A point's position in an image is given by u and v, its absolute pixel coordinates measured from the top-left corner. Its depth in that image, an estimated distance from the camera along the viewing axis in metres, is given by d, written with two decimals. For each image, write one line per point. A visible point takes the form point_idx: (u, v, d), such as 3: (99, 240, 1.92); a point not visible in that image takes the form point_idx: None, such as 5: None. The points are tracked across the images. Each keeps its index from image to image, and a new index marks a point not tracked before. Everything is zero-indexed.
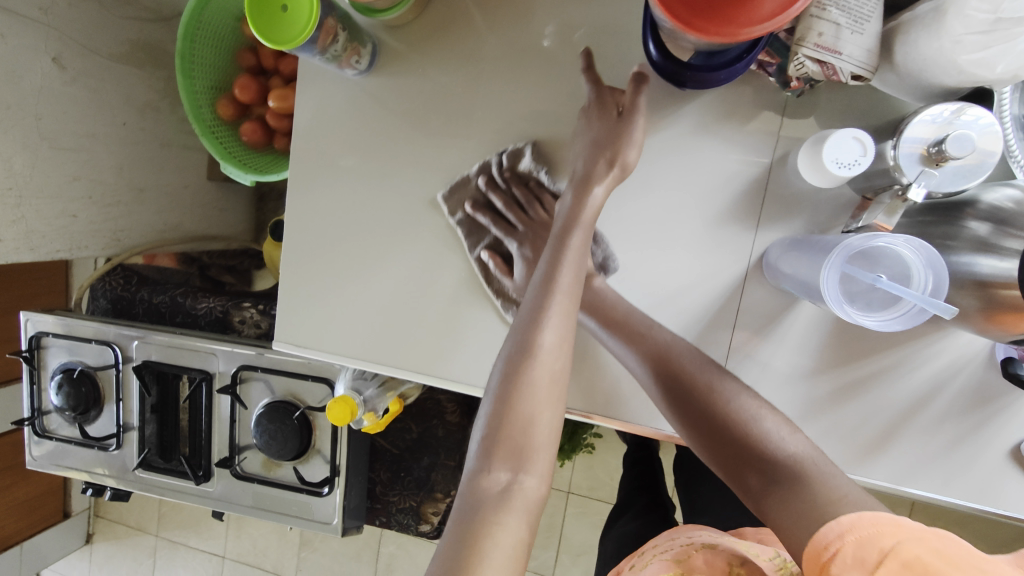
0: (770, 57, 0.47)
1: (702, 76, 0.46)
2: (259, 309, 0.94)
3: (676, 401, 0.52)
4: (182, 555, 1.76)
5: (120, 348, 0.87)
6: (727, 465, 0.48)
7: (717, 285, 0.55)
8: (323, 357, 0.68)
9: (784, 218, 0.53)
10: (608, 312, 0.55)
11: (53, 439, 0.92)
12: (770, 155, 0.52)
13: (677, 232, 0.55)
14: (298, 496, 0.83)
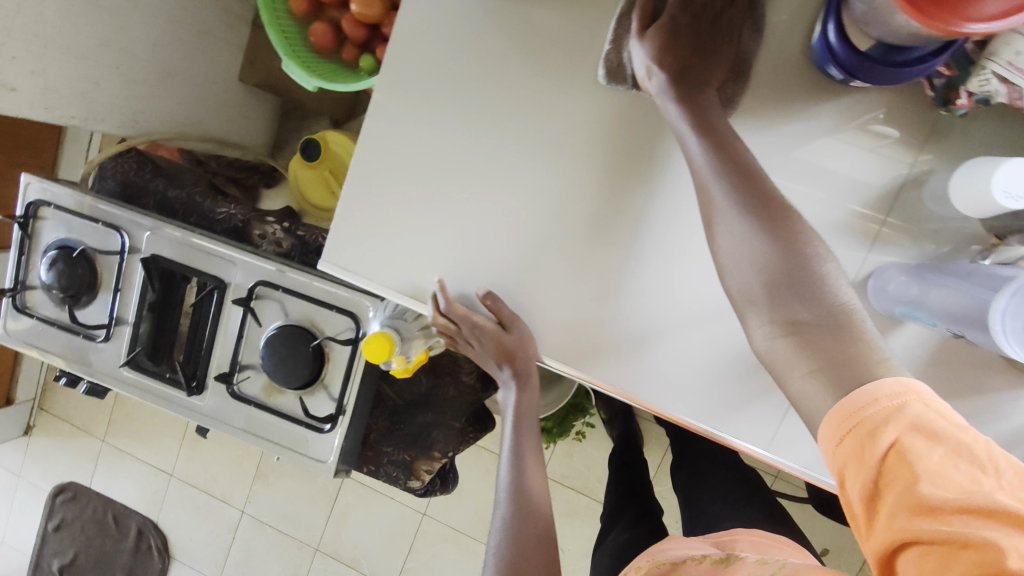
0: (945, 70, 0.48)
1: (882, 70, 0.48)
2: (283, 227, 0.87)
3: (741, 213, 0.45)
4: (126, 466, 1.68)
5: (128, 236, 0.80)
6: (774, 287, 0.43)
7: None
8: (378, 288, 0.65)
9: (901, 241, 0.54)
10: (710, 119, 0.49)
11: (33, 317, 0.84)
12: (907, 171, 0.53)
13: None
14: (297, 428, 0.79)
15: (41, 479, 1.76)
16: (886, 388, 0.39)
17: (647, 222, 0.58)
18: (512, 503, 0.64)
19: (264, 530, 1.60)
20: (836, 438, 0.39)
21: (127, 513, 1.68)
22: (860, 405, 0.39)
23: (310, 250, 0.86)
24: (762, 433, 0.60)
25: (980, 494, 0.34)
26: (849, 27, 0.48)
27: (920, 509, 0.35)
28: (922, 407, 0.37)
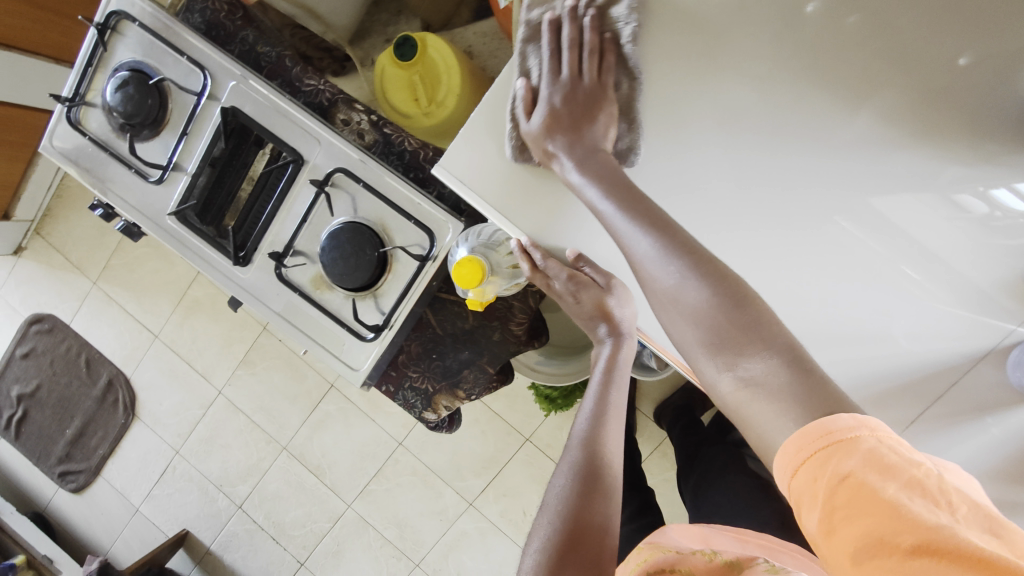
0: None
1: None
2: (370, 119, 0.81)
3: (669, 273, 0.52)
4: (111, 314, 1.64)
5: (212, 80, 0.74)
6: (707, 345, 0.51)
7: (959, 347, 0.63)
8: (491, 211, 0.66)
9: None
10: (617, 182, 0.58)
11: (84, 137, 0.77)
12: None
13: (949, 286, 0.63)
14: (336, 327, 0.75)
15: (19, 303, 1.70)
16: (838, 424, 0.42)
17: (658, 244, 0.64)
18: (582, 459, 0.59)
19: (235, 416, 1.58)
20: (792, 468, 0.43)
21: (101, 361, 1.64)
22: (815, 440, 0.42)
23: (392, 152, 0.80)
24: None
25: (931, 528, 0.37)
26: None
27: (875, 542, 0.38)
28: (872, 443, 0.41)
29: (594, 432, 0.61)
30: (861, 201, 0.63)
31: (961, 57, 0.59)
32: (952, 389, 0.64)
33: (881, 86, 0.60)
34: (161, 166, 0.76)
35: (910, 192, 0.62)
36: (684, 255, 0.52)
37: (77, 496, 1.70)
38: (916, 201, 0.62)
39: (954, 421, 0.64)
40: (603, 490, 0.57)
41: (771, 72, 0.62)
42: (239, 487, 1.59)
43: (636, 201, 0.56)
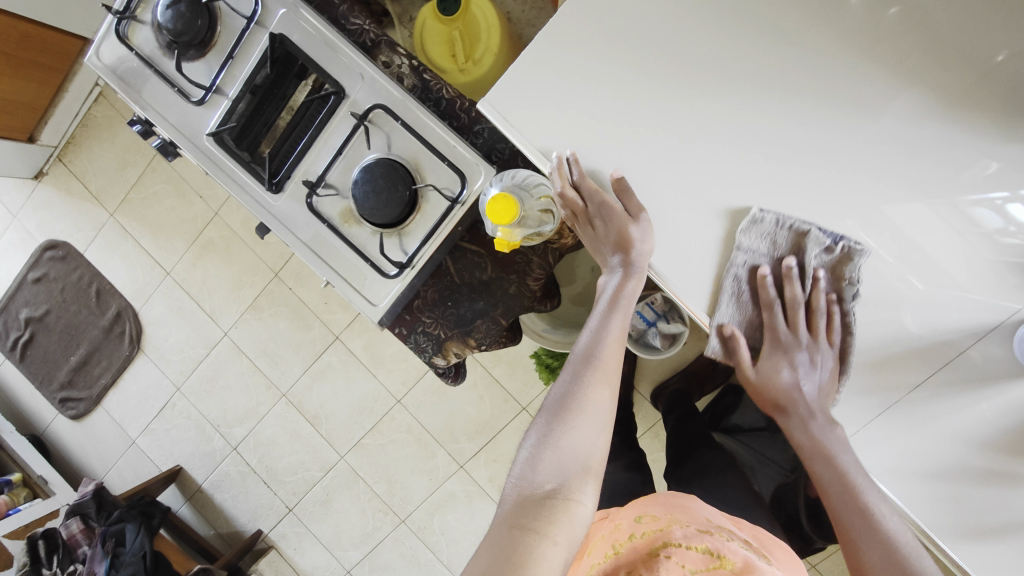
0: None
1: None
2: (411, 64, 0.82)
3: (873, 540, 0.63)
4: (125, 248, 1.65)
5: (262, 6, 0.75)
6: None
7: (966, 320, 0.65)
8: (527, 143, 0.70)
9: None
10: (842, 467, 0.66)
11: (131, 51, 0.79)
12: None
13: (964, 261, 0.64)
14: (360, 262, 0.77)
15: (35, 228, 1.72)
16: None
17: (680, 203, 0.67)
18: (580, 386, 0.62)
19: (239, 359, 1.60)
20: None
21: (111, 293, 1.66)
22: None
23: (429, 97, 0.82)
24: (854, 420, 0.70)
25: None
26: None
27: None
28: None
29: (593, 346, 0.65)
30: (875, 209, 0.65)
31: (999, 54, 0.60)
32: (956, 358, 0.66)
33: (920, 69, 0.62)
34: (205, 87, 0.78)
35: (938, 175, 0.63)
36: (890, 545, 0.62)
37: (76, 423, 1.73)
38: (929, 211, 0.64)
39: (950, 387, 0.66)
40: (588, 402, 0.61)
41: (809, 46, 0.63)
42: (236, 429, 1.62)
43: (852, 478, 0.66)
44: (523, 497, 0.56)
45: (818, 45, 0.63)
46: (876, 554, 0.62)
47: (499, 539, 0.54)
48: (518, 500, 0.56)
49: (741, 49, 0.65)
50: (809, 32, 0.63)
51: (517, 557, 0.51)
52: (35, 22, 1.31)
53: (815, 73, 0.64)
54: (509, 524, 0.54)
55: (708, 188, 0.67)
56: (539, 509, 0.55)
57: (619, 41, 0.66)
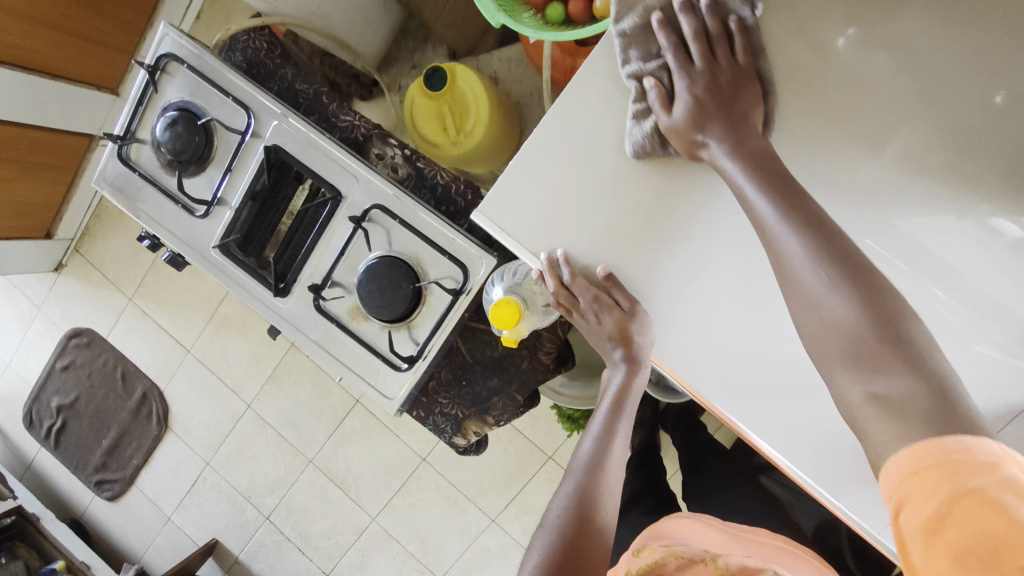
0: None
1: None
2: (404, 154, 0.83)
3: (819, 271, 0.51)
4: (146, 329, 1.69)
5: (255, 119, 0.77)
6: (840, 355, 0.49)
7: (989, 386, 0.64)
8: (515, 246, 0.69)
9: None
10: (775, 180, 0.56)
11: (134, 172, 0.81)
12: None
13: (980, 326, 0.63)
14: (372, 358, 0.78)
15: (60, 317, 1.77)
16: (948, 443, 0.41)
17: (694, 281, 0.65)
18: (588, 470, 0.65)
19: (264, 430, 1.62)
20: (906, 474, 0.43)
21: (136, 374, 1.70)
22: (893, 482, 0.43)
23: (424, 185, 0.83)
24: None
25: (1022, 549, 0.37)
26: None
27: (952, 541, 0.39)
28: (988, 466, 0.40)
29: (599, 456, 0.66)
30: (888, 222, 0.63)
31: (997, 95, 0.58)
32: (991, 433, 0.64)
33: (920, 120, 0.60)
34: (206, 200, 0.80)
35: (939, 224, 0.62)
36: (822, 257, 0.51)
37: (112, 505, 1.76)
38: (954, 226, 0.61)
39: None
40: (593, 545, 0.60)
41: (798, 104, 0.62)
42: (267, 499, 1.63)
43: (783, 188, 0.55)
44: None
45: (816, 109, 0.62)
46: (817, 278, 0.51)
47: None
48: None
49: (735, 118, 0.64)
50: (802, 97, 0.62)
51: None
52: (44, 129, 1.36)
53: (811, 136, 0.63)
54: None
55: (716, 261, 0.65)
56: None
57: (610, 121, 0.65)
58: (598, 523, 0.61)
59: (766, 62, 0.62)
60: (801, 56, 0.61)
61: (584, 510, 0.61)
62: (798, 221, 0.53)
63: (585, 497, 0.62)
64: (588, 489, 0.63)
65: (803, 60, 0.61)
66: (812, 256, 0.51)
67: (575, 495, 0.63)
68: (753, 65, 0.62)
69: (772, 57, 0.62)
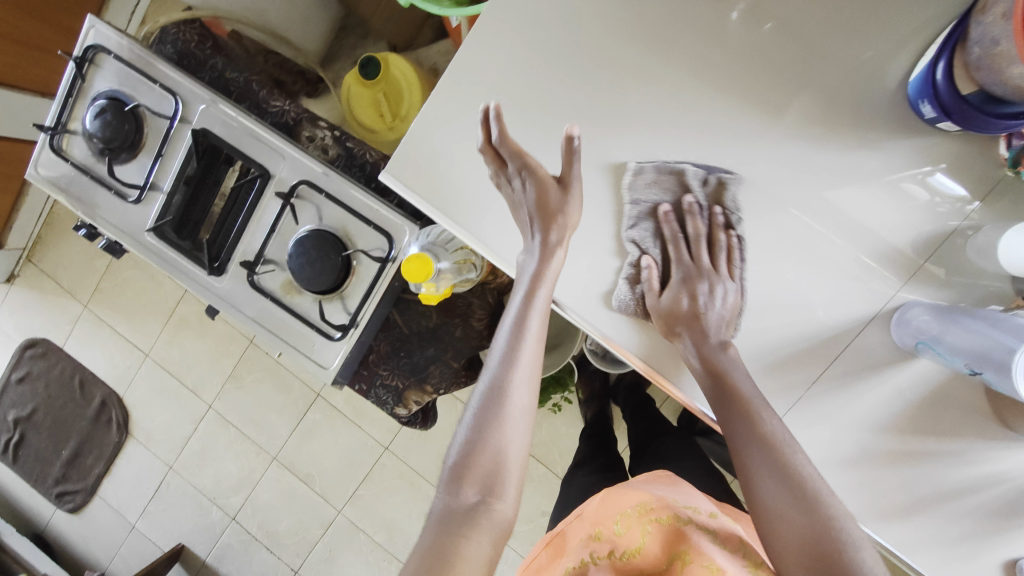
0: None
1: (978, 115, 0.52)
2: (334, 135, 0.87)
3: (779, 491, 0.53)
4: (102, 336, 1.68)
5: (183, 104, 0.80)
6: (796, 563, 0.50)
7: (860, 310, 0.63)
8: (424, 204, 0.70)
9: (930, 285, 0.62)
10: (746, 398, 0.59)
11: (67, 163, 0.83)
12: (957, 224, 0.60)
13: (851, 250, 0.63)
14: (306, 329, 0.81)
15: (15, 329, 1.75)
16: None
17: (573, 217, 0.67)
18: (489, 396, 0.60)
19: (227, 429, 1.62)
20: None
21: (94, 382, 1.69)
22: None
23: (354, 164, 0.87)
24: None
25: None
26: (959, 70, 0.51)
27: None
28: None
29: (503, 377, 0.60)
30: (818, 196, 0.63)
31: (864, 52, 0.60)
32: (845, 349, 0.63)
33: (795, 73, 0.61)
34: (139, 186, 0.82)
35: (868, 193, 0.61)
36: (776, 472, 0.54)
37: (74, 516, 1.73)
38: (868, 192, 0.61)
39: (849, 379, 0.63)
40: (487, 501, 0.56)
41: (680, 63, 0.63)
42: (232, 498, 1.63)
43: (755, 411, 0.58)
44: (443, 521, 0.55)
45: (698, 67, 0.63)
46: (765, 482, 0.54)
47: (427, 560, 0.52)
48: (437, 529, 0.55)
49: (619, 82, 0.64)
50: (683, 56, 0.63)
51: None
52: None
53: (694, 100, 0.63)
54: (436, 550, 0.53)
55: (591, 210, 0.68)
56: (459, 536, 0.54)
57: (500, 91, 0.66)
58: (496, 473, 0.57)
59: (642, 27, 0.63)
60: (678, 20, 0.62)
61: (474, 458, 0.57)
62: (771, 444, 0.55)
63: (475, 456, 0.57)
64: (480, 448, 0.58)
65: (679, 25, 0.62)
66: (776, 480, 0.53)
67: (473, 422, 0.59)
68: (632, 31, 0.63)
69: (648, 22, 0.63)
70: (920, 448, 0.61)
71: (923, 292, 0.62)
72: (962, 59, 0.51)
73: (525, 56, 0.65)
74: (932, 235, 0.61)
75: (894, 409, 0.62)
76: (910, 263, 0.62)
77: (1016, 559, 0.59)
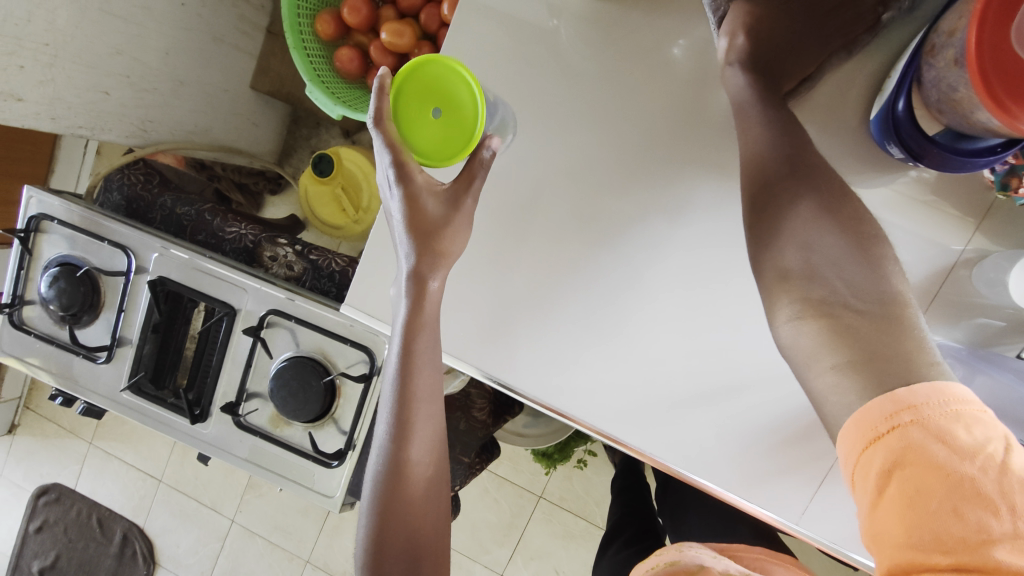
0: (1012, 158, 0.45)
1: (944, 155, 0.45)
2: (295, 250, 0.84)
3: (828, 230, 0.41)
4: (113, 469, 1.65)
5: (135, 257, 0.77)
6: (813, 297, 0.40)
7: None
8: (372, 323, 0.63)
9: (951, 323, 0.51)
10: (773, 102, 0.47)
11: (32, 335, 0.81)
12: (961, 247, 0.50)
13: None
14: (303, 461, 0.77)
15: (24, 479, 1.71)
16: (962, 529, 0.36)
17: (536, 308, 0.61)
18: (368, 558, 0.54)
19: (253, 541, 1.56)
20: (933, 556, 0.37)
21: (112, 517, 1.64)
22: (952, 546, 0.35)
23: (322, 275, 0.84)
24: (792, 507, 0.58)
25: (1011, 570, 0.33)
26: (919, 109, 0.45)
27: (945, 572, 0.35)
28: None
29: (399, 459, 0.53)
30: None
31: None
32: None
33: None
34: (106, 345, 0.79)
35: (874, 202, 0.51)
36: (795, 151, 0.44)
37: None
38: (876, 196, 0.51)
39: None
40: None
41: (627, 126, 0.57)
42: None
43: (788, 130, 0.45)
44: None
45: (649, 125, 0.57)
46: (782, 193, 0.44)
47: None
48: None
49: (566, 155, 0.59)
50: (630, 116, 0.57)
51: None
52: None
53: (653, 159, 0.57)
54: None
55: (566, 299, 0.60)
56: None
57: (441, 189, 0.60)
58: None
59: (577, 97, 0.58)
60: (615, 80, 0.57)
61: None
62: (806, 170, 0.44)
63: None
64: None
65: (618, 87, 0.57)
66: (805, 221, 0.42)
67: (375, 515, 0.53)
68: (570, 104, 0.58)
69: (583, 91, 0.58)
70: None
71: (948, 330, 0.51)
72: (922, 99, 0.44)
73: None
74: (932, 266, 0.50)
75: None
76: (919, 301, 0.51)
77: None
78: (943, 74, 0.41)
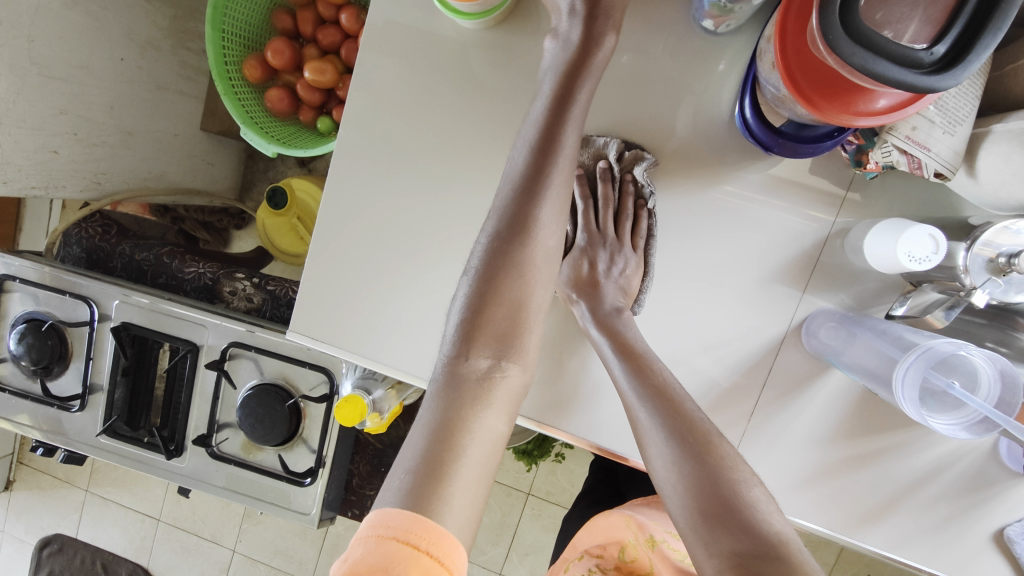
0: (855, 138, 0.51)
1: (791, 143, 0.51)
2: (253, 282, 0.88)
3: (683, 462, 0.47)
4: (111, 514, 1.67)
5: (97, 306, 0.81)
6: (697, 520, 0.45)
7: (767, 339, 0.59)
8: (323, 347, 0.67)
9: (832, 288, 0.57)
10: (630, 344, 0.54)
11: (7, 392, 0.85)
12: (831, 222, 0.56)
13: (733, 278, 0.58)
14: (277, 483, 0.81)
15: (25, 533, 1.73)
16: None
17: None
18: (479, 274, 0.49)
19: (256, 568, 1.59)
20: None
21: (116, 561, 1.67)
22: None
23: (281, 304, 0.88)
24: None
25: None
26: (765, 106, 0.52)
27: None
28: None
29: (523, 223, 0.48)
30: (716, 193, 0.58)
31: (717, 66, 0.56)
32: (769, 374, 0.59)
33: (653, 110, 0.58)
34: (78, 394, 0.83)
35: (756, 189, 0.57)
36: (664, 408, 0.49)
37: None
38: (753, 182, 0.57)
39: (779, 408, 0.59)
40: (474, 437, 0.47)
41: None
42: None
43: (641, 363, 0.53)
44: (447, 396, 0.48)
45: None
46: (653, 431, 0.49)
47: (435, 438, 0.46)
48: (433, 420, 0.47)
49: (481, 171, 0.62)
50: None
51: (435, 489, 0.43)
52: None
53: (547, 339, 0.64)
54: (446, 429, 0.46)
55: None
56: (461, 426, 0.47)
57: (368, 213, 0.64)
58: (472, 445, 0.46)
59: (483, 114, 0.61)
60: (518, 94, 0.60)
61: (448, 434, 0.46)
62: (658, 397, 0.50)
63: (456, 385, 0.48)
64: (456, 368, 0.49)
65: (519, 100, 0.60)
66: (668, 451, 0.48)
67: (476, 289, 0.49)
68: (478, 122, 0.61)
69: (489, 108, 0.61)
70: (870, 447, 0.58)
71: (829, 295, 0.57)
72: (765, 99, 0.51)
73: (383, 174, 0.63)
74: (808, 243, 0.57)
75: (834, 415, 0.58)
76: (803, 272, 0.57)
77: (1006, 527, 0.56)
78: (768, 76, 0.48)
